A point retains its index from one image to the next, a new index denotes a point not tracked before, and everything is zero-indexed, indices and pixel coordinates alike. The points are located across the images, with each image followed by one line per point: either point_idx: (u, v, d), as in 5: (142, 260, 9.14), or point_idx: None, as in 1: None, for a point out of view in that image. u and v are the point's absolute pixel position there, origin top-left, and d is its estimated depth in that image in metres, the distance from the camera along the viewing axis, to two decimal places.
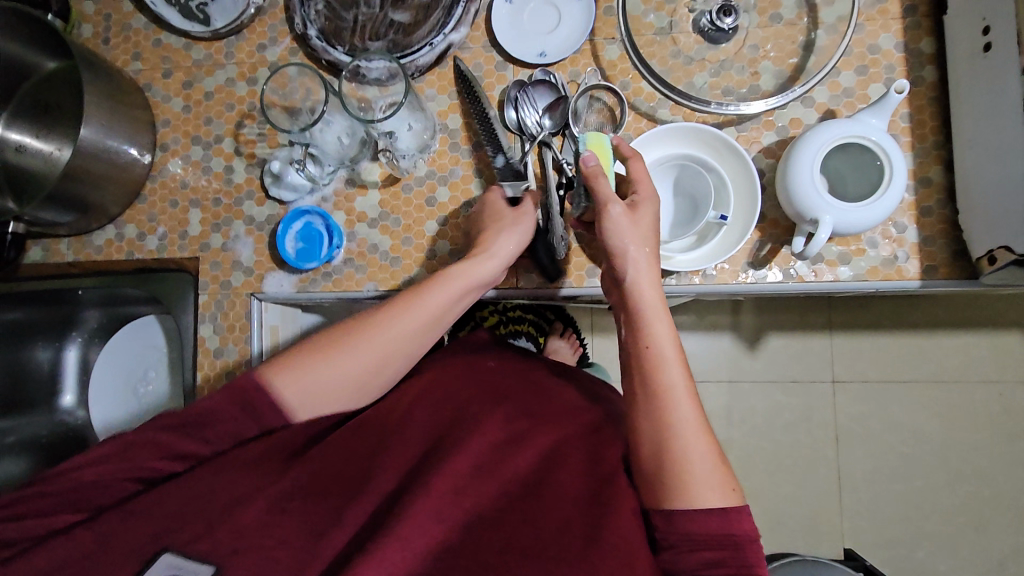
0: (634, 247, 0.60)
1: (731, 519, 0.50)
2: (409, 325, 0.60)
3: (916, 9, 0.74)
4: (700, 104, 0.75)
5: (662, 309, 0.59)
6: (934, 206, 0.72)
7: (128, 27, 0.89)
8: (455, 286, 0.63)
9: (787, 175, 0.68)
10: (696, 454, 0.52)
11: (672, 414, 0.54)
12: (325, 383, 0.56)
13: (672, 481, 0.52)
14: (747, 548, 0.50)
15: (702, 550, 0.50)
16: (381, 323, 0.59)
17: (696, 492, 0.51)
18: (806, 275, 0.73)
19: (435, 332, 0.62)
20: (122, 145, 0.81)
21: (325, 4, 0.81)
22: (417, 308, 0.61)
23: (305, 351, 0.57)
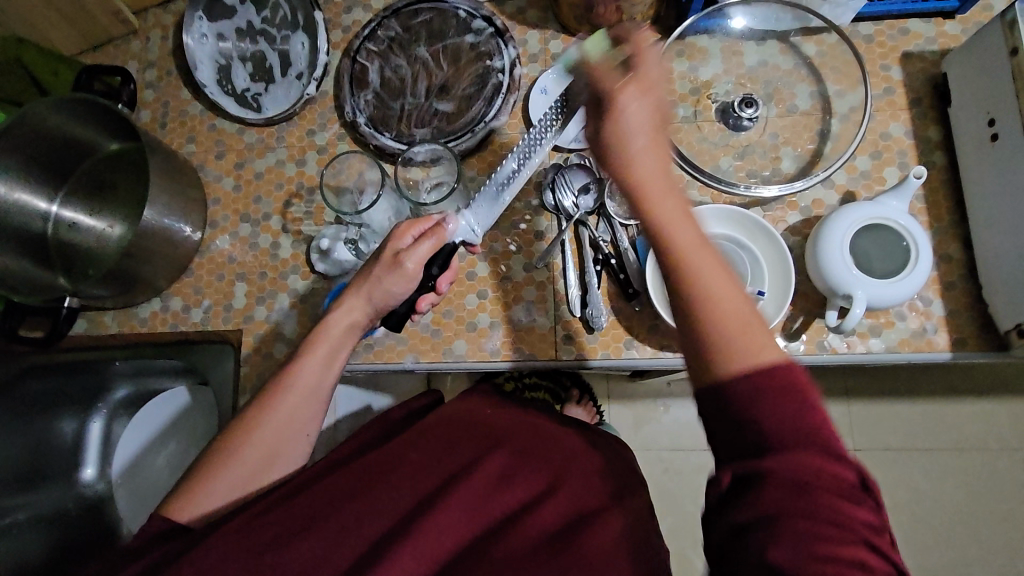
0: (632, 101, 0.49)
1: (776, 371, 0.39)
2: (279, 408, 0.61)
3: (921, 101, 0.81)
4: (729, 186, 0.80)
5: (662, 173, 0.48)
6: (956, 281, 0.76)
7: (185, 113, 0.94)
8: (314, 361, 0.64)
9: (817, 253, 0.71)
10: (723, 308, 0.43)
11: (680, 236, 0.46)
12: (226, 493, 0.59)
13: (710, 334, 0.43)
14: (798, 401, 0.38)
15: (761, 409, 0.39)
16: (252, 422, 0.61)
17: (733, 347, 0.42)
18: (839, 347, 0.75)
19: (305, 409, 0.63)
20: (178, 223, 0.85)
21: (374, 95, 0.88)
22: (284, 392, 0.62)
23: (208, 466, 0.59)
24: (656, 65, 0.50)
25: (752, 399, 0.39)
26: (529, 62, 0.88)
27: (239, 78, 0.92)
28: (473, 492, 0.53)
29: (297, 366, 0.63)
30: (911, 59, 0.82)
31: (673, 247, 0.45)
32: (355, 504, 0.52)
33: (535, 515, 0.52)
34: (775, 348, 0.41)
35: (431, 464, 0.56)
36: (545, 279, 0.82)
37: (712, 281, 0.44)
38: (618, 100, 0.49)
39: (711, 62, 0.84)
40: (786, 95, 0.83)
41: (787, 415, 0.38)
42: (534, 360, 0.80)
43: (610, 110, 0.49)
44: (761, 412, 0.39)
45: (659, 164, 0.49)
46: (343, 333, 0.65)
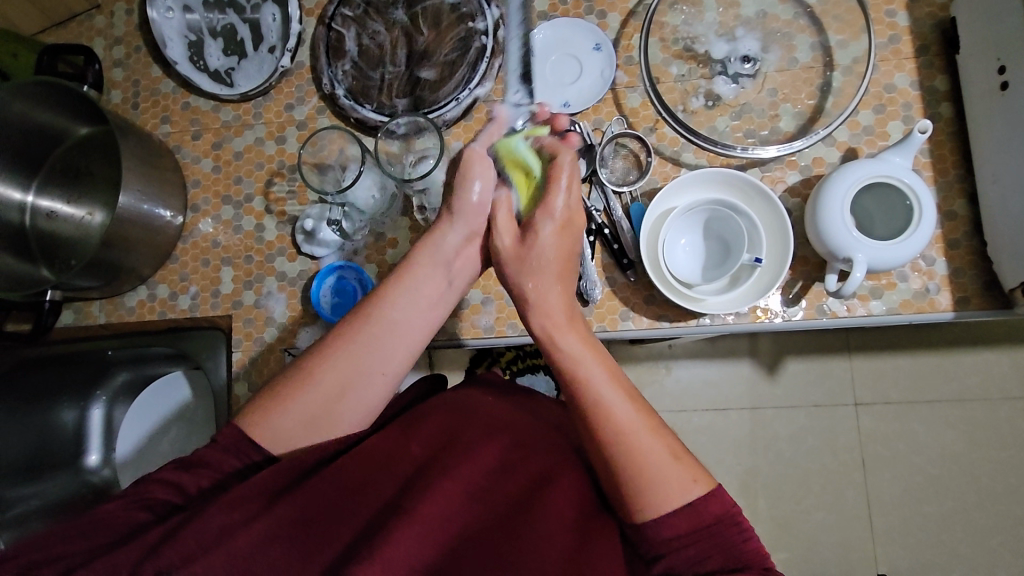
0: (551, 219, 0.67)
1: (706, 504, 0.47)
2: (305, 403, 0.55)
3: (927, 49, 0.77)
4: (725, 148, 0.76)
5: (580, 339, 0.59)
6: (961, 238, 0.73)
7: (158, 92, 0.90)
8: (348, 363, 0.57)
9: (816, 215, 0.69)
10: (646, 447, 0.50)
11: (602, 396, 0.53)
12: (303, 414, 0.55)
13: (640, 483, 0.49)
14: (733, 531, 0.46)
15: (710, 535, 0.46)
16: (270, 406, 0.55)
17: (658, 490, 0.48)
18: (839, 311, 0.74)
19: (326, 411, 0.56)
20: (157, 208, 0.82)
21: (352, 65, 0.84)
22: (310, 388, 0.56)
23: (290, 386, 0.56)
24: (563, 169, 0.67)
25: (687, 540, 0.46)
26: (513, 22, 0.83)
27: (211, 55, 0.88)
28: (474, 482, 0.50)
29: (330, 357, 0.58)
30: (918, 3, 0.77)
31: (587, 388, 0.53)
32: (350, 494, 0.48)
33: (542, 502, 0.49)
34: (703, 480, 0.49)
35: (424, 453, 0.53)
36: None
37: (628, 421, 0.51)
38: (536, 257, 0.65)
39: (706, 15, 0.80)
40: (786, 47, 0.78)
41: (717, 541, 0.46)
42: (529, 334, 0.79)
43: (528, 270, 0.65)
44: (684, 552, 0.46)
45: (564, 246, 0.67)
46: (393, 343, 0.59)
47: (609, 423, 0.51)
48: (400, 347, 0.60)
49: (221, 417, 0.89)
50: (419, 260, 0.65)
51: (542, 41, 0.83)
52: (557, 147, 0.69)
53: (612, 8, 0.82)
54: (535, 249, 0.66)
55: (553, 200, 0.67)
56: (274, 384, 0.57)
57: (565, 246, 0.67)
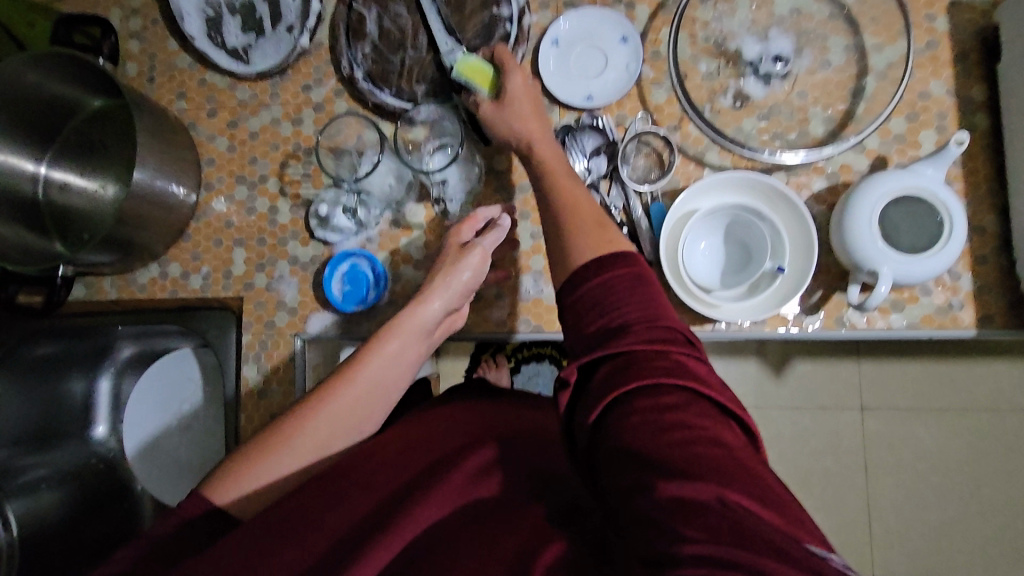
0: (519, 79, 0.70)
1: (614, 280, 0.51)
2: (281, 464, 0.54)
3: (966, 57, 0.74)
4: (751, 151, 0.74)
5: (552, 141, 0.67)
6: (989, 254, 0.72)
7: (173, 66, 0.89)
8: (330, 415, 0.56)
9: (843, 225, 0.67)
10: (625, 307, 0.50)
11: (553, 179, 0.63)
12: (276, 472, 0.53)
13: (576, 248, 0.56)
14: (641, 316, 0.48)
15: (619, 297, 0.50)
16: (241, 470, 0.53)
17: (582, 258, 0.55)
18: (858, 323, 0.73)
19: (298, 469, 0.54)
20: (171, 186, 0.81)
21: (372, 47, 0.82)
22: (288, 448, 0.54)
23: (260, 447, 0.54)
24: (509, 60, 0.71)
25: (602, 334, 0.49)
26: (539, 10, 0.81)
27: (229, 32, 0.85)
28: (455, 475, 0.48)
29: (305, 416, 0.56)
30: (959, 8, 0.75)
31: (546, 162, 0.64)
32: (340, 494, 0.47)
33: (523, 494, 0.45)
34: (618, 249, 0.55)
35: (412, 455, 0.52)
36: None
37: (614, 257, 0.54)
38: (513, 102, 0.69)
39: (738, 12, 0.77)
40: (820, 48, 0.76)
41: (637, 304, 0.49)
42: (542, 331, 0.78)
43: (510, 118, 0.68)
44: (595, 338, 0.49)
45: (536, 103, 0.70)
46: (361, 395, 0.58)
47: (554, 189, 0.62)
48: (368, 399, 0.59)
49: (229, 397, 0.89)
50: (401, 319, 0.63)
51: (569, 29, 0.80)
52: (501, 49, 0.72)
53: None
54: (507, 96, 0.69)
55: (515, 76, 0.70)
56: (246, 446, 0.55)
57: (530, 91, 0.70)
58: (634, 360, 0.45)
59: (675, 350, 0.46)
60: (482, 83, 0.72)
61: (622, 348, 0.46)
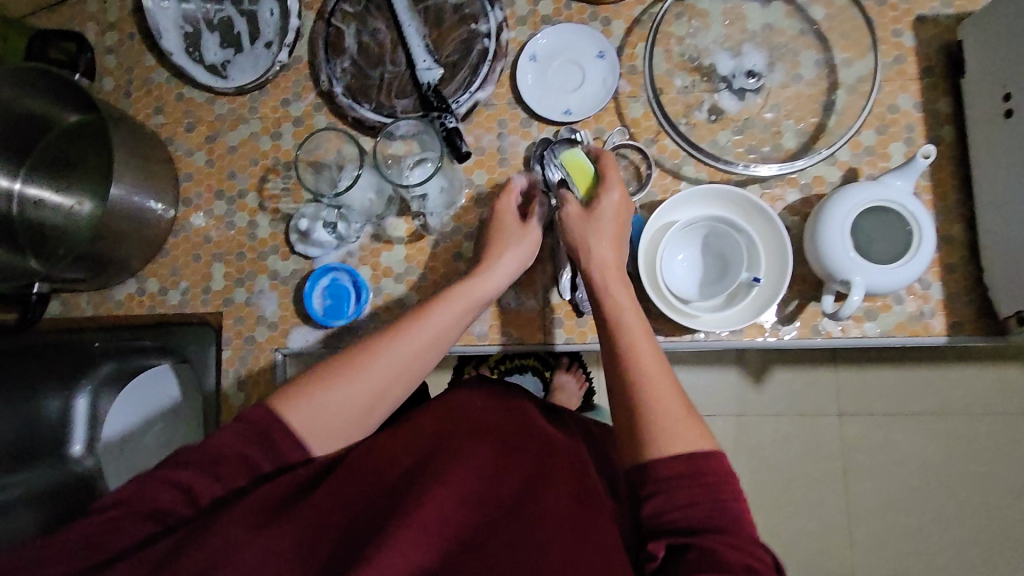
0: (614, 185, 0.70)
1: (706, 458, 0.49)
2: (353, 393, 0.55)
3: (932, 71, 0.77)
4: (727, 164, 0.76)
5: (620, 279, 0.65)
6: (957, 263, 0.74)
7: (151, 81, 0.88)
8: (396, 359, 0.58)
9: (816, 236, 0.69)
10: (654, 381, 0.56)
11: (630, 327, 0.60)
12: (344, 403, 0.55)
13: (649, 407, 0.53)
14: (726, 492, 0.47)
15: (709, 479, 0.48)
16: (315, 394, 0.54)
17: (658, 424, 0.52)
18: (833, 331, 0.74)
19: (360, 411, 0.56)
20: (148, 201, 0.81)
21: (351, 62, 0.82)
22: (363, 375, 0.56)
23: (337, 370, 0.56)
24: (611, 163, 0.72)
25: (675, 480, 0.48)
26: (517, 26, 0.82)
27: (208, 48, 0.85)
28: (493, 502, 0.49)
29: (377, 350, 0.58)
30: (924, 24, 0.77)
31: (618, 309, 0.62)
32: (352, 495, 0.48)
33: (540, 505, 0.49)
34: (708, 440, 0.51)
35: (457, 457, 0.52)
36: (533, 261, 0.80)
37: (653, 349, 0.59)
38: (598, 218, 0.69)
39: (712, 27, 0.79)
40: (791, 63, 0.78)
41: (712, 493, 0.47)
42: (523, 343, 0.79)
43: (588, 232, 0.68)
44: (674, 492, 0.48)
45: (621, 221, 0.70)
46: (427, 340, 0.61)
47: (631, 359, 0.57)
48: (430, 349, 0.61)
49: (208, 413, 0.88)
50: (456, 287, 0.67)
51: (549, 45, 0.81)
52: (604, 151, 0.74)
53: (617, 15, 0.81)
54: (597, 212, 0.69)
55: (613, 180, 0.71)
56: (320, 371, 0.56)
57: (622, 217, 0.70)
58: (717, 558, 0.42)
59: (761, 564, 0.43)
60: (582, 183, 0.74)
61: (699, 542, 0.44)
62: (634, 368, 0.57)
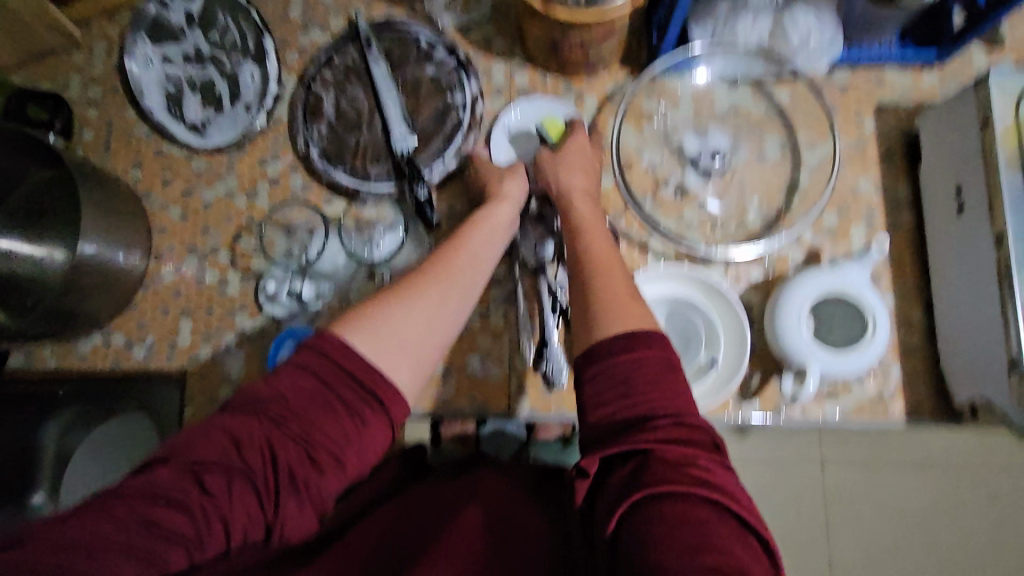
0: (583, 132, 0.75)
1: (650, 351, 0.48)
2: (411, 316, 0.54)
3: (892, 157, 0.79)
4: (690, 247, 0.77)
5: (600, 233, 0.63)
6: (916, 346, 0.75)
7: (131, 135, 0.89)
8: (452, 284, 0.58)
9: (774, 320, 0.70)
10: (624, 306, 0.53)
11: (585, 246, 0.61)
12: (403, 320, 0.53)
13: (601, 306, 0.54)
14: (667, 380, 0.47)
15: (648, 371, 0.47)
16: (372, 316, 0.53)
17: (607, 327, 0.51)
18: (793, 411, 0.74)
19: (421, 335, 0.54)
20: (117, 257, 0.81)
21: (328, 126, 0.83)
22: (421, 299, 0.55)
23: (391, 295, 0.55)
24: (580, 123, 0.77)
25: (619, 377, 0.47)
26: (492, 97, 0.85)
27: (189, 106, 0.87)
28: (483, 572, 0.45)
29: (445, 268, 0.59)
30: (885, 111, 0.80)
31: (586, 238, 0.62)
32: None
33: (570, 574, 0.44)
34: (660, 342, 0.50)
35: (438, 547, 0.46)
36: (501, 327, 0.81)
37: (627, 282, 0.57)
38: (567, 156, 0.72)
39: (680, 107, 0.81)
40: (756, 144, 0.80)
41: (648, 379, 0.46)
42: (487, 411, 0.79)
43: (559, 169, 0.70)
44: (613, 394, 0.47)
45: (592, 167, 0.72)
46: (466, 268, 0.60)
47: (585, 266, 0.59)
48: (470, 272, 0.60)
49: None
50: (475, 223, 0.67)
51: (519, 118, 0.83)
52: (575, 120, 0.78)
53: (590, 90, 0.83)
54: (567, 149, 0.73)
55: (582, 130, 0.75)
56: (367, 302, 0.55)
57: (592, 155, 0.73)
58: (654, 466, 0.41)
59: (697, 453, 0.42)
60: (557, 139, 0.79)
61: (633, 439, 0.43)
62: (588, 275, 0.57)
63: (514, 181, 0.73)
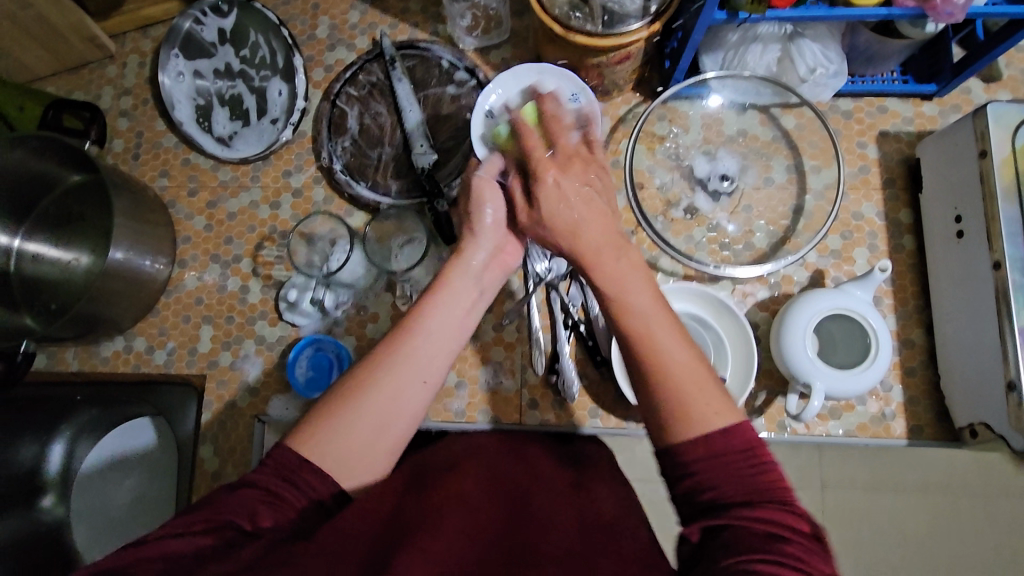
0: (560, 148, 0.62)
1: (733, 432, 0.45)
2: (364, 428, 0.49)
3: (894, 183, 0.82)
4: (700, 265, 0.79)
5: (636, 277, 0.52)
6: (918, 366, 0.77)
7: (159, 146, 0.92)
8: (406, 374, 0.51)
9: (780, 338, 0.72)
10: (698, 409, 0.46)
11: (629, 306, 0.51)
12: (354, 436, 0.49)
13: (666, 394, 0.47)
14: (753, 459, 0.45)
15: (739, 459, 0.45)
16: (317, 428, 0.49)
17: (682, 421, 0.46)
18: (799, 428, 0.76)
19: (379, 444, 0.50)
20: (143, 263, 0.83)
21: (351, 142, 0.87)
22: (363, 407, 0.50)
23: (337, 403, 0.50)
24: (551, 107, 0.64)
25: (710, 465, 0.45)
26: None
27: (218, 120, 0.90)
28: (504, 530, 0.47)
29: (396, 357, 0.52)
30: (887, 138, 0.83)
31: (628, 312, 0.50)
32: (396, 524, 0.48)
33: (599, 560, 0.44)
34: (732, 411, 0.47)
35: (485, 523, 0.48)
36: (514, 340, 0.83)
37: (695, 371, 0.48)
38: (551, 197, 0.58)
39: (690, 131, 0.84)
40: (763, 167, 0.83)
41: (742, 472, 0.44)
42: (500, 423, 0.80)
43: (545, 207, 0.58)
44: (707, 473, 0.45)
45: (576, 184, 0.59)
46: (430, 351, 0.53)
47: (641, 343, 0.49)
48: (432, 352, 0.53)
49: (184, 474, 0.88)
50: (452, 276, 0.59)
51: (500, 101, 0.82)
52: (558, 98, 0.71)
53: (604, 113, 0.87)
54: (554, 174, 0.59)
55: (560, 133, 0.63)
56: (316, 405, 0.51)
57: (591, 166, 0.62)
58: (746, 540, 0.40)
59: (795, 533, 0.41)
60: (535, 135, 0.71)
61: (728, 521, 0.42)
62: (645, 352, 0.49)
63: (478, 237, 0.63)
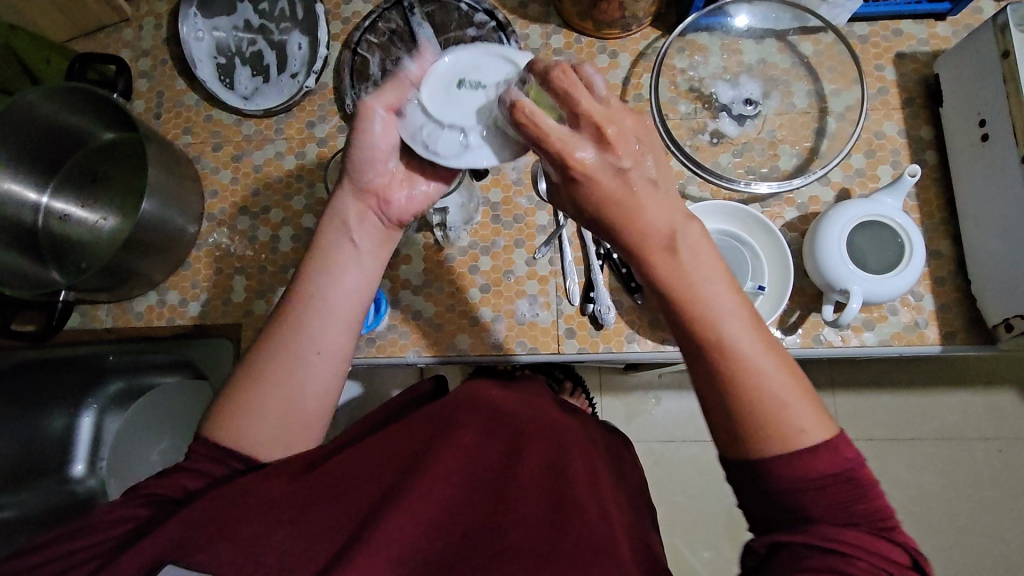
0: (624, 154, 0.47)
1: (832, 450, 0.42)
2: (260, 405, 0.51)
3: (913, 102, 0.83)
4: (728, 182, 0.81)
5: (716, 274, 0.47)
6: (947, 276, 0.78)
7: (180, 104, 0.92)
8: (288, 350, 0.53)
9: (815, 249, 0.73)
10: (793, 416, 0.43)
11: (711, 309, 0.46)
12: (256, 417, 0.51)
13: (754, 413, 0.44)
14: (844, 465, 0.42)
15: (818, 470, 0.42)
16: (228, 413, 0.51)
17: (789, 429, 0.43)
18: (834, 340, 0.78)
19: (280, 419, 0.52)
20: (176, 216, 0.83)
21: (375, 87, 0.87)
22: (255, 388, 0.52)
23: (236, 393, 0.52)
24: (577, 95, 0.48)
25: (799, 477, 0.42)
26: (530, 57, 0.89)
27: (238, 75, 0.91)
28: (501, 486, 0.50)
29: (276, 341, 0.53)
30: (905, 60, 0.85)
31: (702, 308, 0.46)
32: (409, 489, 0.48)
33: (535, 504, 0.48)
34: (827, 423, 0.44)
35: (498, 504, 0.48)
36: (547, 273, 0.83)
37: (784, 390, 0.44)
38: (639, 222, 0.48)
39: (711, 59, 0.85)
40: (784, 93, 0.84)
41: (840, 500, 0.42)
42: (537, 353, 0.81)
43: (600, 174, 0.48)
44: (811, 498, 0.42)
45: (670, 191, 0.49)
46: (321, 323, 0.54)
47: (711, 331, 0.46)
48: (315, 324, 0.54)
49: None
50: (341, 236, 0.57)
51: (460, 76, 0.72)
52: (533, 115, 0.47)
53: (624, 49, 0.88)
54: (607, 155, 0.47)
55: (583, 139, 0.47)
56: (225, 391, 0.53)
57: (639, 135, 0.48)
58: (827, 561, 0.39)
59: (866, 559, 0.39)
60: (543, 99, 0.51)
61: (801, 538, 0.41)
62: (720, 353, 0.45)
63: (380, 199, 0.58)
